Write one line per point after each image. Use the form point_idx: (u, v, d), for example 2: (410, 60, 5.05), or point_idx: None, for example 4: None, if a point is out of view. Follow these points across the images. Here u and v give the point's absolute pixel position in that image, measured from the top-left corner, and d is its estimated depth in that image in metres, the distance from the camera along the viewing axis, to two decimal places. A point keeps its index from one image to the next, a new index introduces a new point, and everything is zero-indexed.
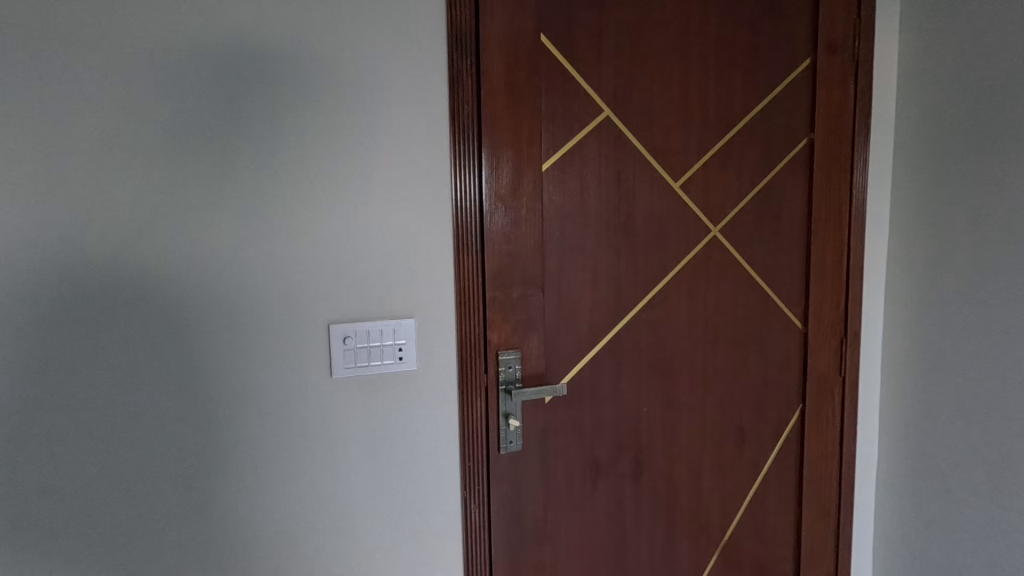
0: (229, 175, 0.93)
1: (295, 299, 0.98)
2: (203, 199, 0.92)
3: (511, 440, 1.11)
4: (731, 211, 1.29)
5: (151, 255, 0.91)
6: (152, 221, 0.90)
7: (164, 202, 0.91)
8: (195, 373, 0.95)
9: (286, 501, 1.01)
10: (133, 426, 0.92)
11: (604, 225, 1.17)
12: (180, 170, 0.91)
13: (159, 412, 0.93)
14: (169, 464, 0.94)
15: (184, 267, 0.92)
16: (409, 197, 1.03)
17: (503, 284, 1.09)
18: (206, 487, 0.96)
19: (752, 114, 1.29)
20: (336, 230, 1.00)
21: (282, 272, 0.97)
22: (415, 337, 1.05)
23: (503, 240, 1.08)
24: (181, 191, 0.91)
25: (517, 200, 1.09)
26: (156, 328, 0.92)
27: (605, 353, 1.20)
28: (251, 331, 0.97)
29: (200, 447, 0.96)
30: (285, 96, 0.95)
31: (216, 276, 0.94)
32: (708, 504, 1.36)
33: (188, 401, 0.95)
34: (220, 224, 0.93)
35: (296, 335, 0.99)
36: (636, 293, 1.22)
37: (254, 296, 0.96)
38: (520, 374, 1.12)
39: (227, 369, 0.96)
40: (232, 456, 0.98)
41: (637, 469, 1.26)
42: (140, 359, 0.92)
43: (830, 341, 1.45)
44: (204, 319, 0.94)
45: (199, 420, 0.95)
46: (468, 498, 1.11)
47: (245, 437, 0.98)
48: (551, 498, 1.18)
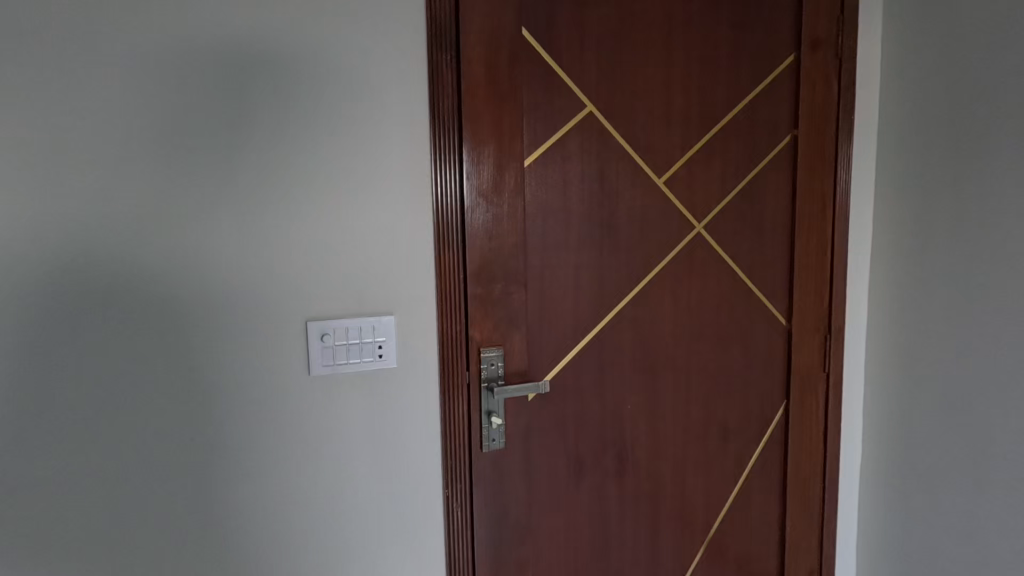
0: (204, 168, 0.91)
1: (272, 297, 0.96)
2: (178, 193, 0.90)
3: (494, 438, 1.11)
4: (715, 209, 1.29)
5: (124, 252, 0.88)
6: (125, 216, 0.88)
7: (138, 197, 0.88)
8: (170, 373, 0.92)
9: (264, 502, 0.99)
10: (107, 428, 0.90)
11: (588, 223, 1.17)
12: (155, 164, 0.88)
13: (133, 412, 0.91)
14: (145, 469, 0.92)
15: (155, 266, 0.90)
16: (389, 192, 1.02)
17: (486, 281, 1.08)
18: (180, 490, 0.94)
19: (735, 111, 1.29)
20: (314, 227, 0.98)
21: (259, 268, 0.95)
22: (395, 335, 1.04)
23: (485, 237, 1.07)
24: (156, 185, 0.89)
25: (499, 197, 1.08)
26: (130, 327, 0.89)
27: (589, 351, 1.19)
28: (227, 328, 0.94)
29: (176, 449, 0.93)
30: (258, 90, 0.93)
31: (192, 273, 0.92)
32: (692, 500, 1.36)
33: (164, 401, 0.92)
34: (195, 220, 0.91)
35: (274, 333, 0.97)
36: (620, 290, 1.21)
37: (231, 293, 0.94)
38: (502, 372, 1.11)
39: (204, 369, 0.94)
40: (209, 457, 0.95)
41: (621, 466, 1.26)
42: (115, 359, 0.89)
43: (814, 338, 1.45)
44: (177, 319, 0.92)
45: (172, 422, 0.93)
46: (450, 497, 1.10)
47: (222, 439, 0.96)
48: (535, 497, 1.18)
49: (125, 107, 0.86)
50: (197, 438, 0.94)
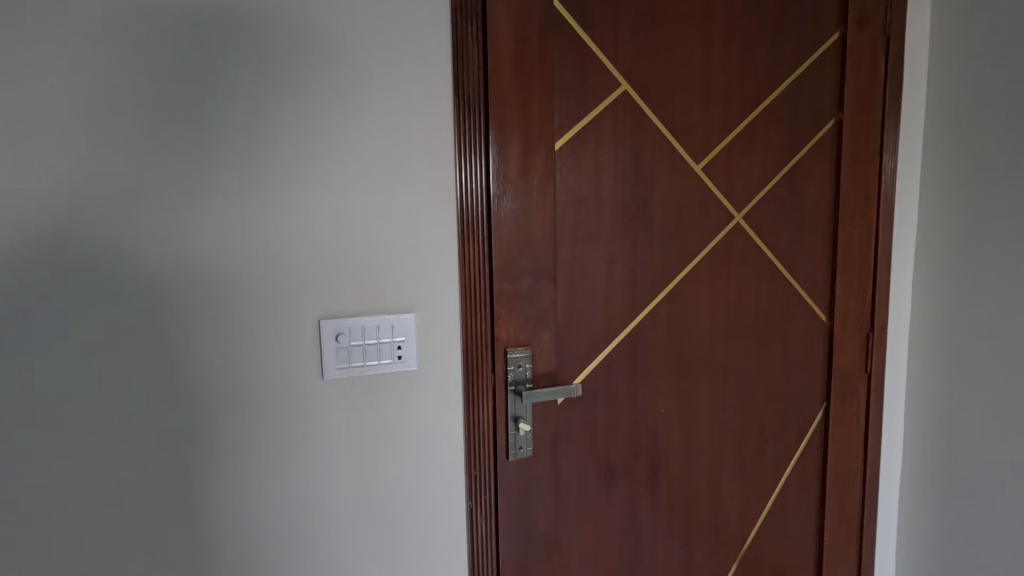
0: (208, 151, 0.83)
1: (282, 293, 0.88)
2: (180, 179, 0.82)
3: (521, 446, 1.02)
4: (755, 197, 1.20)
5: (120, 244, 0.80)
6: (123, 205, 0.80)
7: (137, 183, 0.80)
8: (171, 376, 0.84)
9: (272, 516, 0.91)
10: (104, 436, 0.82)
11: (621, 212, 1.08)
12: (154, 146, 0.80)
13: (131, 419, 0.83)
14: (146, 481, 0.84)
15: (156, 261, 0.82)
16: (409, 179, 0.93)
17: (513, 276, 0.99)
18: (185, 505, 0.86)
19: (777, 93, 1.20)
20: (330, 217, 0.89)
21: (270, 262, 0.87)
22: (415, 335, 0.95)
23: (513, 228, 0.99)
24: (156, 170, 0.81)
25: (527, 184, 0.99)
26: (127, 325, 0.82)
27: (620, 352, 1.11)
28: (232, 328, 0.86)
29: (179, 458, 0.85)
30: (268, 69, 0.84)
31: (196, 267, 0.84)
32: (727, 509, 1.27)
33: (164, 407, 0.84)
34: (200, 208, 0.83)
35: (283, 333, 0.89)
36: (655, 285, 1.13)
37: (237, 288, 0.86)
38: (530, 374, 1.02)
39: (210, 372, 0.86)
40: (215, 466, 0.87)
41: (653, 475, 1.17)
42: (110, 361, 0.82)
43: (856, 337, 1.36)
44: (180, 318, 0.84)
45: (176, 432, 0.85)
46: (474, 509, 1.01)
47: (228, 448, 0.88)
48: (563, 509, 1.09)
49: (121, 83, 0.78)
50: (201, 447, 0.86)
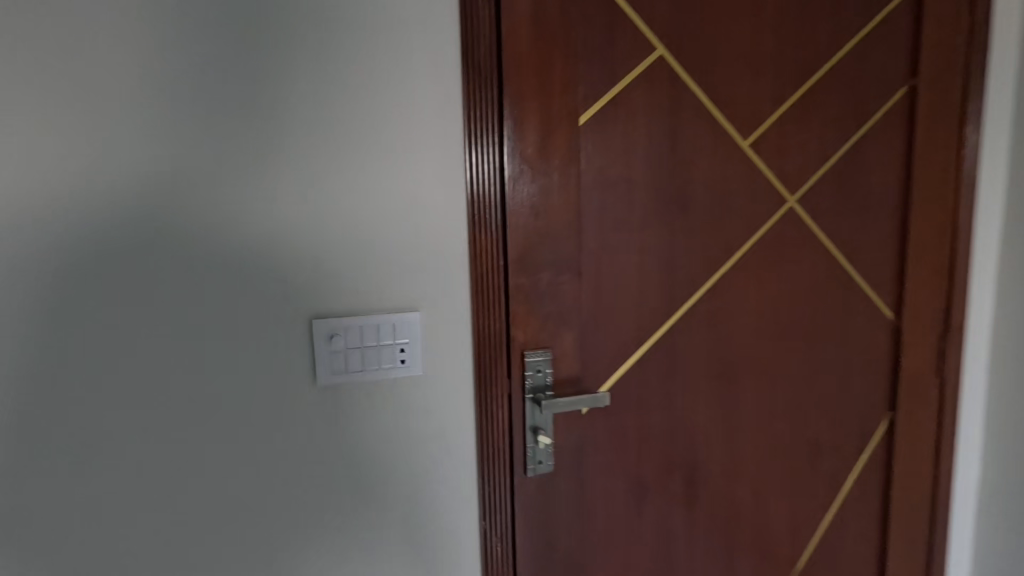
0: (187, 130, 0.74)
1: (270, 289, 0.78)
2: (157, 163, 0.73)
3: (541, 460, 0.91)
4: (812, 177, 1.05)
5: (91, 236, 0.72)
6: (94, 192, 0.72)
7: (110, 170, 0.72)
8: (153, 383, 0.76)
9: (265, 535, 0.82)
10: (79, 447, 0.75)
11: (656, 196, 0.95)
12: (126, 126, 0.72)
13: (109, 429, 0.75)
14: (128, 497, 0.77)
15: (136, 255, 0.74)
16: (413, 159, 0.81)
17: (531, 269, 0.88)
18: (170, 522, 0.79)
19: (839, 55, 1.04)
20: (336, 202, 0.79)
21: (271, 253, 0.78)
22: (420, 336, 0.84)
23: (530, 215, 0.87)
24: (131, 154, 0.72)
25: (547, 165, 0.87)
26: (103, 326, 0.74)
27: (654, 354, 0.98)
28: (217, 328, 0.77)
29: (163, 472, 0.78)
30: (266, 37, 0.75)
31: (177, 261, 0.75)
32: (774, 529, 1.13)
33: (145, 416, 0.76)
34: (180, 194, 0.74)
35: (271, 334, 0.79)
36: (694, 279, 0.99)
37: (222, 285, 0.77)
38: (551, 380, 0.91)
39: (194, 377, 0.77)
40: (201, 481, 0.79)
41: (691, 491, 1.05)
42: (86, 365, 0.74)
43: (928, 337, 1.19)
44: (163, 319, 0.75)
45: (161, 444, 0.77)
46: (488, 529, 0.91)
47: (214, 461, 0.79)
48: (589, 528, 0.97)
49: (89, 56, 0.70)
50: (186, 460, 0.78)
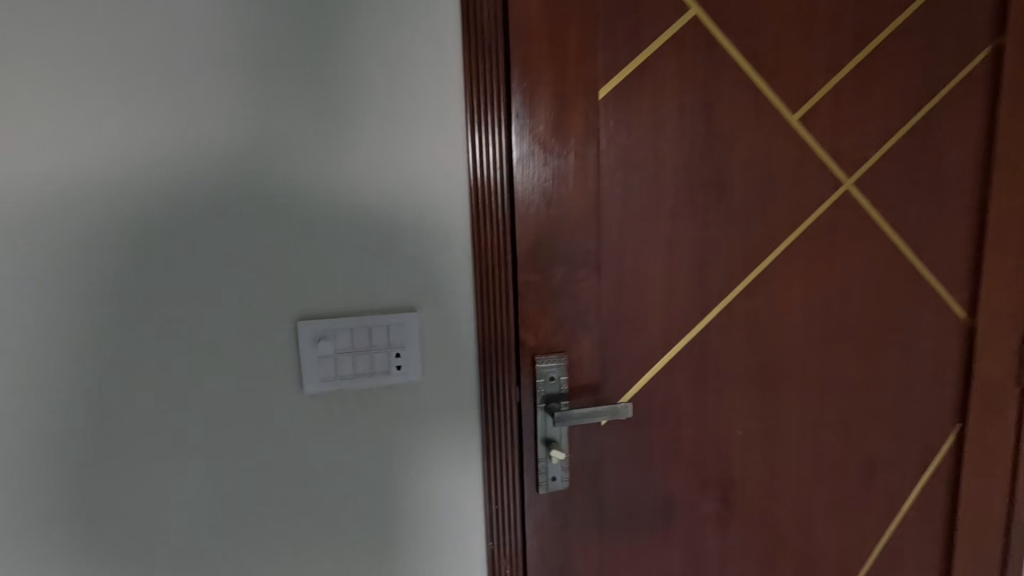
0: (152, 113, 0.66)
1: (250, 288, 0.71)
2: (121, 149, 0.66)
3: (554, 476, 0.82)
4: (873, 156, 0.91)
5: (50, 232, 0.65)
6: (52, 184, 0.65)
7: (70, 158, 0.65)
8: (124, 392, 0.69)
9: (253, 556, 0.75)
10: (44, 464, 0.68)
11: (688, 180, 0.83)
12: (83, 109, 0.64)
13: (76, 444, 0.69)
14: (102, 514, 0.71)
15: (103, 251, 0.66)
16: (408, 141, 0.72)
17: (543, 264, 0.78)
18: (148, 542, 0.72)
19: (909, 12, 0.89)
20: (408, 186, 0.73)
21: (342, 242, 0.72)
22: (418, 339, 0.75)
23: (542, 203, 0.77)
24: (92, 140, 0.65)
25: (562, 146, 0.76)
26: (66, 332, 0.67)
27: (685, 359, 0.87)
28: (193, 332, 0.70)
29: (137, 490, 0.71)
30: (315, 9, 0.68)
31: (146, 258, 0.68)
32: (820, 553, 1.02)
33: (115, 430, 0.70)
34: (147, 183, 0.67)
35: (253, 338, 0.72)
36: (732, 274, 0.87)
37: (196, 283, 0.69)
38: (565, 388, 0.81)
39: (168, 385, 0.70)
40: (178, 498, 0.72)
41: (725, 511, 0.94)
42: (48, 376, 0.67)
43: (1007, 340, 1.03)
44: (135, 321, 0.68)
45: (135, 458, 0.71)
46: (495, 551, 0.83)
47: (193, 476, 0.72)
48: (608, 550, 0.88)
49: (41, 27, 0.62)
50: (163, 476, 0.72)
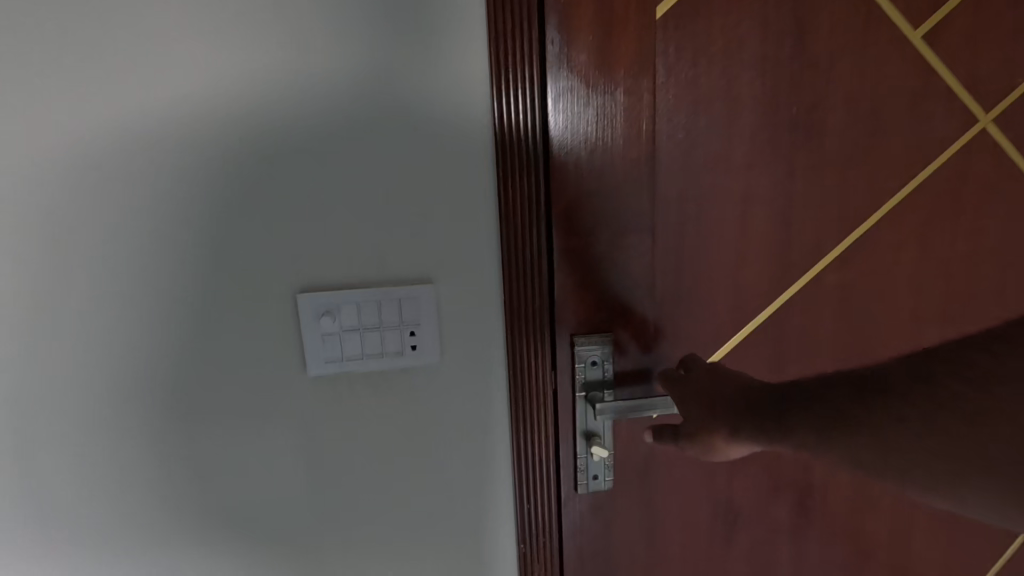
0: (113, 53, 0.56)
1: (244, 258, 0.62)
2: (94, 101, 0.56)
3: (596, 475, 0.71)
4: (1018, 85, 0.71)
5: (5, 197, 0.57)
6: (3, 142, 0.56)
7: (31, 113, 0.56)
8: (116, 378, 0.62)
9: (264, 553, 0.69)
10: (26, 457, 0.62)
11: (771, 122, 0.66)
12: (32, 51, 0.55)
13: (60, 435, 0.63)
14: (104, 508, 0.65)
15: (83, 221, 0.58)
16: (422, 81, 0.60)
17: (584, 228, 0.65)
18: (153, 535, 0.67)
19: None
20: (453, 138, 0.62)
21: (374, 206, 0.62)
22: (435, 315, 0.65)
23: (584, 153, 0.63)
24: (46, 88, 0.55)
25: (608, 80, 0.62)
26: (47, 313, 0.60)
27: (758, 342, 0.72)
28: (179, 310, 0.62)
29: (137, 482, 0.65)
30: None
31: (120, 225, 0.59)
32: (914, 563, 0.87)
33: (109, 420, 0.63)
34: (124, 142, 0.57)
35: (252, 315, 0.63)
36: (823, 239, 0.71)
37: (183, 255, 0.61)
38: (609, 375, 0.69)
39: (156, 370, 0.63)
40: (179, 489, 0.66)
41: (802, 517, 0.80)
42: (34, 361, 0.60)
43: None
44: (120, 300, 0.60)
45: (134, 448, 0.64)
46: (527, 554, 0.74)
47: (194, 467, 0.66)
48: (661, 557, 0.77)
49: None
50: (161, 466, 0.65)
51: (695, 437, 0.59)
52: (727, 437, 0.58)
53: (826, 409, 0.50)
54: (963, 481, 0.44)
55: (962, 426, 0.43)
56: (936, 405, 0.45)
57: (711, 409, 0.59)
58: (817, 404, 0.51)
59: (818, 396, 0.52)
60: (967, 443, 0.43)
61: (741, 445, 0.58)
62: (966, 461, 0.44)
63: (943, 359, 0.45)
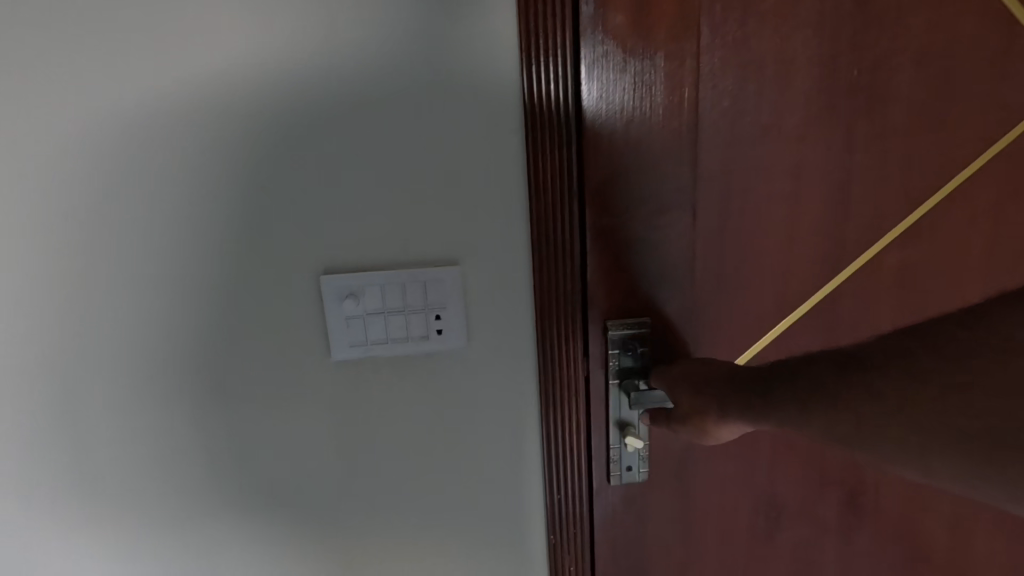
0: (130, 29, 0.54)
1: (268, 240, 0.60)
2: (115, 82, 0.55)
3: (630, 466, 0.68)
4: None
5: (35, 183, 0.56)
6: (28, 126, 0.55)
7: (54, 96, 0.54)
8: (146, 363, 0.62)
9: (292, 537, 0.69)
10: (61, 440, 0.63)
11: (829, 86, 0.60)
12: (45, 27, 0.53)
13: (96, 420, 0.63)
14: (140, 491, 0.66)
15: (111, 205, 0.57)
16: (449, 51, 0.56)
17: (618, 205, 0.61)
18: (188, 517, 0.67)
19: None
20: (481, 111, 0.58)
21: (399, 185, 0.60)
22: (461, 299, 0.63)
23: (619, 124, 0.59)
24: (61, 66, 0.54)
25: (647, 43, 0.57)
26: (78, 299, 0.59)
27: (807, 327, 0.67)
28: (202, 294, 0.61)
29: (171, 466, 0.65)
30: None
31: (145, 209, 0.58)
32: (975, 562, 0.81)
33: (142, 404, 0.63)
34: (147, 123, 0.56)
35: (277, 298, 0.62)
36: (883, 215, 0.64)
37: (207, 238, 0.59)
38: (644, 363, 0.65)
39: (184, 355, 0.62)
40: (210, 473, 0.66)
41: (852, 512, 0.75)
42: (68, 346, 0.61)
43: None
44: (148, 284, 0.60)
45: (166, 432, 0.64)
46: (557, 546, 0.72)
47: (225, 450, 0.65)
48: (698, 551, 0.73)
49: None
50: (193, 450, 0.65)
51: (689, 418, 0.58)
52: (716, 420, 0.55)
53: (808, 385, 0.47)
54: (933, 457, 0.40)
55: (936, 396, 0.40)
56: (911, 375, 0.41)
57: (700, 394, 0.57)
58: (800, 380, 0.48)
59: (801, 372, 0.49)
60: (942, 414, 0.39)
61: (729, 428, 0.55)
62: (937, 434, 0.39)
63: (924, 330, 0.42)
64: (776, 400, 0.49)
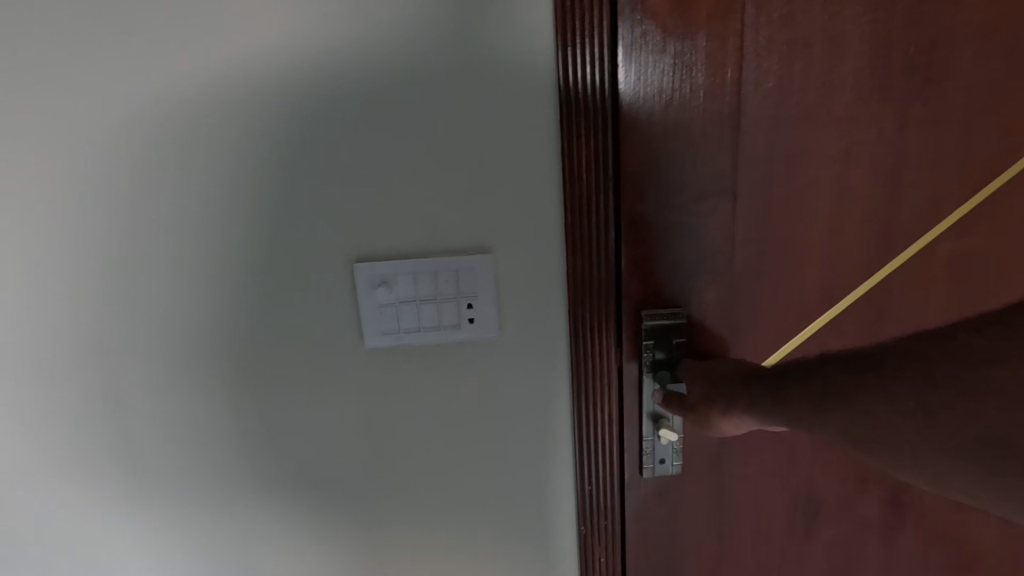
0: (171, 18, 0.54)
1: (303, 227, 0.60)
2: (157, 71, 0.55)
3: (663, 459, 0.67)
4: None
5: (81, 172, 0.57)
6: (74, 116, 0.56)
7: (98, 86, 0.55)
8: (186, 347, 0.63)
9: (325, 520, 0.70)
10: (108, 422, 0.65)
11: (884, 64, 0.57)
12: (90, 18, 0.54)
13: (139, 403, 0.65)
14: (181, 471, 0.67)
15: (153, 192, 0.58)
16: (483, 33, 0.55)
17: (654, 192, 0.59)
18: (226, 498, 0.69)
19: None
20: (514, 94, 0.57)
21: (432, 171, 0.59)
22: (492, 286, 0.62)
23: (658, 106, 0.57)
24: (105, 57, 0.55)
25: (688, 21, 0.55)
26: (122, 286, 0.61)
27: (852, 319, 0.64)
28: (239, 281, 0.62)
29: (210, 447, 0.67)
30: None
31: (185, 197, 0.59)
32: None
33: (182, 388, 0.65)
34: (187, 111, 0.56)
35: (312, 285, 0.62)
36: (938, 201, 0.61)
37: (245, 225, 0.60)
38: (679, 354, 0.63)
39: (221, 339, 0.63)
40: (247, 456, 0.67)
41: (896, 509, 0.72)
42: (114, 332, 0.62)
43: None
44: (187, 271, 0.61)
45: (206, 415, 0.66)
46: (588, 537, 0.71)
47: (261, 434, 0.67)
48: (732, 546, 0.71)
49: None
50: (232, 433, 0.66)
51: (697, 410, 0.57)
52: (722, 414, 0.54)
53: (822, 384, 0.46)
54: (940, 467, 0.39)
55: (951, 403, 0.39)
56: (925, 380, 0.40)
57: (712, 388, 0.56)
58: (814, 377, 0.47)
59: (817, 370, 0.48)
60: (952, 424, 0.39)
61: (735, 423, 0.54)
62: (943, 442, 0.39)
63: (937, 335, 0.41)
64: (790, 396, 0.48)
